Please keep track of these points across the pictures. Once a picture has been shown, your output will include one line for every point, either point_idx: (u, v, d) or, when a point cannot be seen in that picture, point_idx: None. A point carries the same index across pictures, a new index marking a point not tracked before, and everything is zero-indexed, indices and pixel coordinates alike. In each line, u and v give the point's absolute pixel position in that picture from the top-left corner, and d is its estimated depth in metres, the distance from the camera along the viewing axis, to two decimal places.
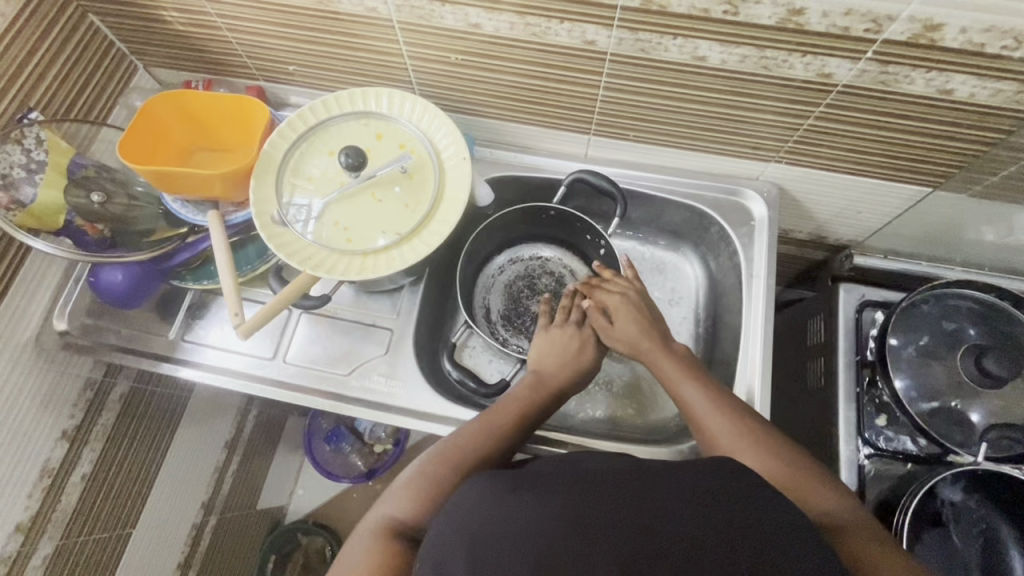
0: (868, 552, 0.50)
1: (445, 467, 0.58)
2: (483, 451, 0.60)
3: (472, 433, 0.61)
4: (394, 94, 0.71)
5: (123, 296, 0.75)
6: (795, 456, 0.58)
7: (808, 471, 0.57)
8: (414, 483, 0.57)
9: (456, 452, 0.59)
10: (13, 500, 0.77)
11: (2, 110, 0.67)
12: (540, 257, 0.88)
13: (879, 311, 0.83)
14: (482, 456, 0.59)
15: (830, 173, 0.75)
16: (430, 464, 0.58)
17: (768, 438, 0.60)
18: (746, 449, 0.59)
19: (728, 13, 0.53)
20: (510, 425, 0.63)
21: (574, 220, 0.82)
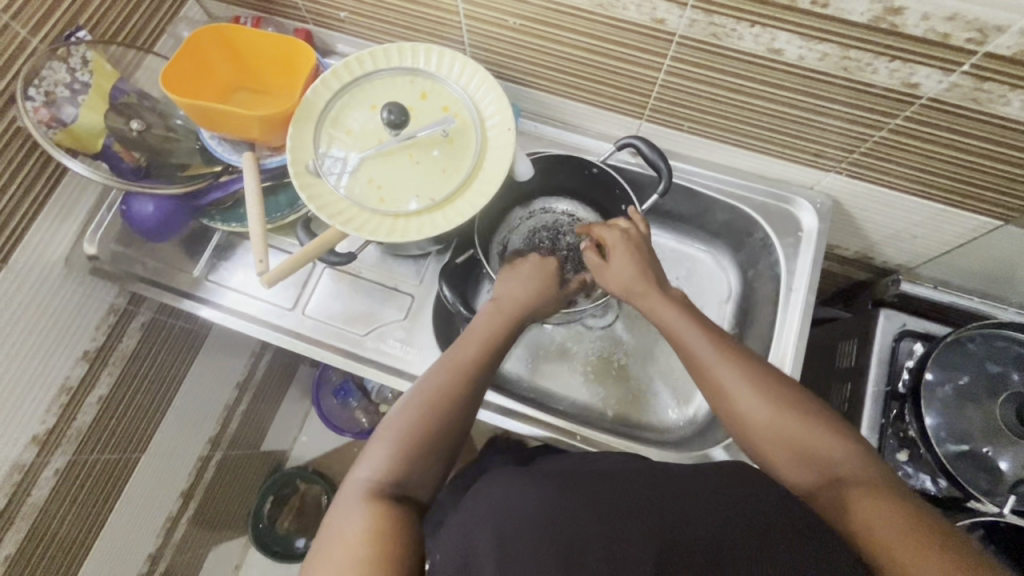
0: (871, 509, 0.46)
1: (421, 413, 0.58)
2: (456, 392, 0.60)
3: (445, 371, 0.61)
4: (445, 54, 0.68)
5: (155, 228, 0.73)
6: (799, 404, 0.55)
7: (817, 424, 0.53)
8: (394, 436, 0.56)
9: (431, 396, 0.59)
10: (32, 409, 0.79)
11: (51, 24, 0.66)
12: (573, 215, 0.84)
13: (917, 343, 0.79)
14: (457, 398, 0.60)
15: (892, 191, 0.71)
16: (406, 412, 0.58)
17: (775, 390, 0.56)
18: (749, 402, 0.56)
19: (817, 5, 0.49)
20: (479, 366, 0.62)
21: (614, 184, 0.77)
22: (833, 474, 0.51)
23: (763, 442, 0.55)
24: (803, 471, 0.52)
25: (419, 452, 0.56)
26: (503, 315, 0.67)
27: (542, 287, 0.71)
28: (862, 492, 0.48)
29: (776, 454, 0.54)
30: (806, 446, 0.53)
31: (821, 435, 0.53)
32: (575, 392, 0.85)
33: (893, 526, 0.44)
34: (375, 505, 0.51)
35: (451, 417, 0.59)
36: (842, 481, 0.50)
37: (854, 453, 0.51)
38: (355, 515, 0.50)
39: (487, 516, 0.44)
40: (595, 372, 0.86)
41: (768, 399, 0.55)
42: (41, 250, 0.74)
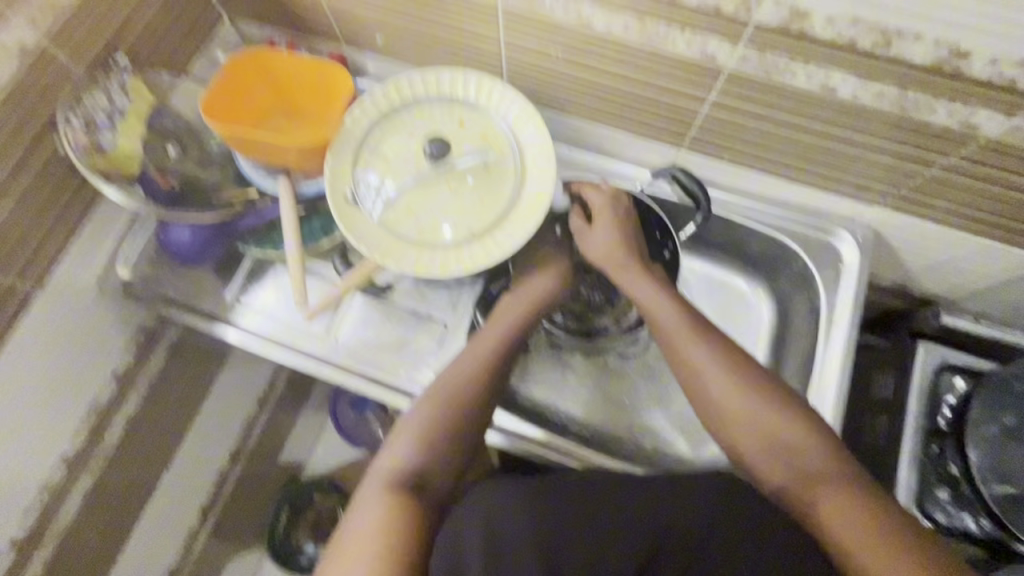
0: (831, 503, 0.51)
1: (442, 406, 0.60)
2: (476, 386, 0.62)
3: (465, 363, 0.63)
4: (485, 81, 0.67)
5: (190, 253, 0.75)
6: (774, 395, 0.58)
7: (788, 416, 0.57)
8: (413, 426, 0.59)
9: (450, 388, 0.61)
10: (62, 431, 0.79)
11: (93, 51, 0.66)
12: None
13: (959, 378, 0.78)
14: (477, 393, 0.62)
15: (938, 226, 0.69)
16: (425, 403, 0.61)
17: (750, 380, 0.59)
18: (724, 387, 0.59)
19: (877, 47, 0.48)
20: (501, 360, 0.65)
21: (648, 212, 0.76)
22: (799, 466, 0.55)
23: (734, 429, 0.59)
24: (771, 460, 0.56)
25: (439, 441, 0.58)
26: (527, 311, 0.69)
27: (558, 282, 0.73)
28: (823, 486, 0.52)
29: (747, 441, 0.58)
30: (777, 436, 0.56)
31: (792, 426, 0.56)
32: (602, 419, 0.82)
33: (855, 526, 0.49)
34: (394, 493, 0.53)
35: (471, 412, 0.61)
36: (807, 474, 0.54)
37: (822, 446, 0.55)
38: (376, 500, 0.53)
39: (477, 514, 0.50)
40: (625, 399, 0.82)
41: (745, 390, 0.59)
42: (77, 273, 0.74)
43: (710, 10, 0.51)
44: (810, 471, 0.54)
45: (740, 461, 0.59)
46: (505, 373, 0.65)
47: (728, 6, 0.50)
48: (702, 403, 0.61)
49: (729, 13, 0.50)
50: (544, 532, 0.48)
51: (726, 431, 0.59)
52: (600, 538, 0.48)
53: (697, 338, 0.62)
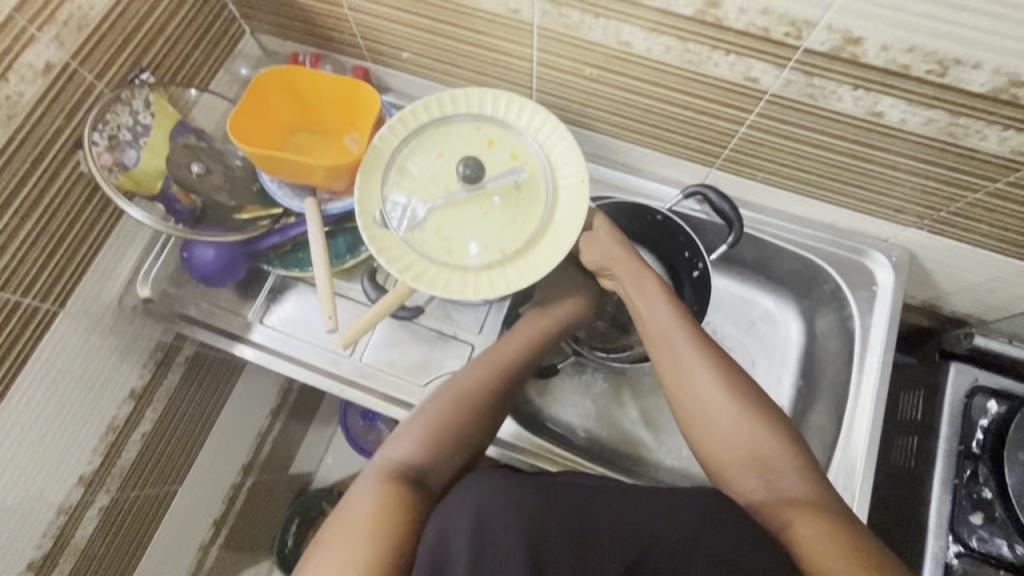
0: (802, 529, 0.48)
1: (448, 410, 0.59)
2: (486, 396, 0.61)
3: (476, 371, 0.62)
4: (514, 100, 0.66)
5: (212, 274, 0.73)
6: (766, 418, 0.57)
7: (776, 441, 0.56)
8: (414, 425, 0.58)
9: (458, 394, 0.60)
10: (79, 451, 0.78)
11: (117, 68, 0.65)
12: None
13: (992, 400, 0.76)
14: (487, 404, 0.61)
15: (976, 249, 0.68)
16: (437, 403, 0.60)
17: (745, 398, 0.57)
18: (716, 401, 0.58)
19: (932, 74, 0.47)
20: (515, 372, 0.64)
21: (678, 232, 0.74)
22: (782, 492, 0.53)
23: (720, 446, 0.57)
24: (754, 482, 0.54)
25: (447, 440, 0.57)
26: (545, 323, 0.69)
27: (582, 301, 0.73)
28: (805, 511, 0.50)
29: (732, 459, 0.56)
30: (760, 458, 0.55)
31: (780, 453, 0.55)
32: (623, 439, 0.80)
33: (825, 553, 0.46)
34: (389, 484, 0.51)
35: (479, 422, 0.60)
36: (789, 500, 0.52)
37: (808, 478, 0.54)
38: (367, 490, 0.51)
39: (466, 503, 0.46)
40: (645, 417, 0.81)
41: (740, 408, 0.57)
42: (95, 291, 0.73)
43: (757, 34, 0.50)
44: (794, 497, 0.52)
45: (722, 480, 0.57)
46: (516, 387, 0.64)
47: (778, 30, 0.48)
48: (692, 415, 0.59)
49: (778, 36, 0.49)
50: (535, 527, 0.45)
51: (713, 447, 0.57)
52: (592, 536, 0.46)
53: (698, 348, 0.60)
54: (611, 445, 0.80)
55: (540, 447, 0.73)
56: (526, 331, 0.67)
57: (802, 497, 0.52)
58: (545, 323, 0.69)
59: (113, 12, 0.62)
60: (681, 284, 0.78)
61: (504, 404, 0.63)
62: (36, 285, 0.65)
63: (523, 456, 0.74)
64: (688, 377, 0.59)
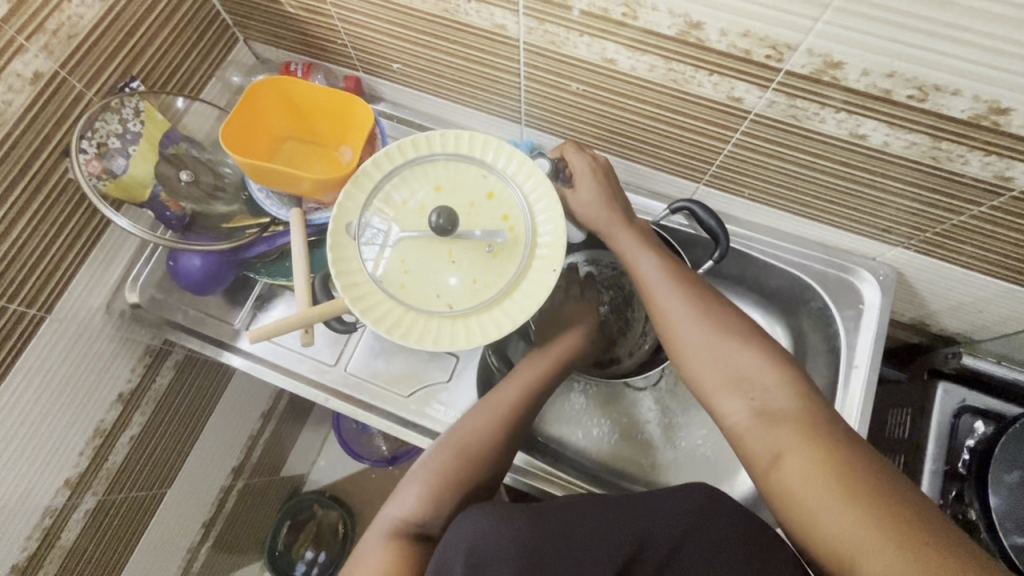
0: (791, 450, 0.51)
1: (455, 458, 0.61)
2: (493, 442, 0.63)
3: (482, 417, 0.64)
4: (525, 161, 0.65)
5: (198, 283, 0.73)
6: (743, 332, 0.58)
7: (755, 354, 0.57)
8: (423, 479, 0.60)
9: (465, 442, 0.62)
10: (66, 454, 0.78)
11: (107, 77, 0.65)
12: (618, 268, 0.82)
13: (979, 421, 0.76)
14: (494, 449, 0.63)
15: (963, 270, 0.67)
16: (441, 456, 0.61)
17: (723, 317, 0.59)
18: (693, 326, 0.59)
19: (914, 99, 0.47)
20: (519, 415, 0.65)
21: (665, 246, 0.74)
22: (766, 409, 0.54)
23: (704, 370, 0.58)
24: (738, 404, 0.55)
25: (454, 494, 0.59)
26: (546, 364, 0.69)
27: (580, 338, 0.74)
28: (791, 429, 0.52)
29: (715, 383, 0.57)
30: (745, 375, 0.56)
31: (759, 368, 0.56)
32: (607, 451, 0.81)
33: (816, 484, 0.48)
34: (400, 542, 0.55)
35: (484, 470, 0.62)
36: (773, 416, 0.53)
37: (789, 385, 0.55)
38: (381, 547, 0.54)
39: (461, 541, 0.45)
40: (627, 431, 0.81)
41: (715, 328, 0.59)
42: (83, 296, 0.73)
43: (740, 55, 0.50)
44: (778, 414, 0.53)
45: (710, 407, 0.58)
46: (522, 429, 0.65)
47: (759, 52, 0.48)
48: (675, 348, 0.60)
49: (759, 58, 0.49)
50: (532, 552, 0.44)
51: (699, 378, 0.58)
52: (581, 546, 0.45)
53: (674, 285, 0.62)
54: (596, 459, 0.80)
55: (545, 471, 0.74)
56: (522, 379, 0.67)
57: (784, 405, 0.53)
58: (544, 364, 0.69)
59: (103, 22, 0.62)
60: None
61: (511, 446, 0.64)
62: (22, 290, 0.65)
63: (525, 478, 0.74)
64: (667, 315, 0.61)
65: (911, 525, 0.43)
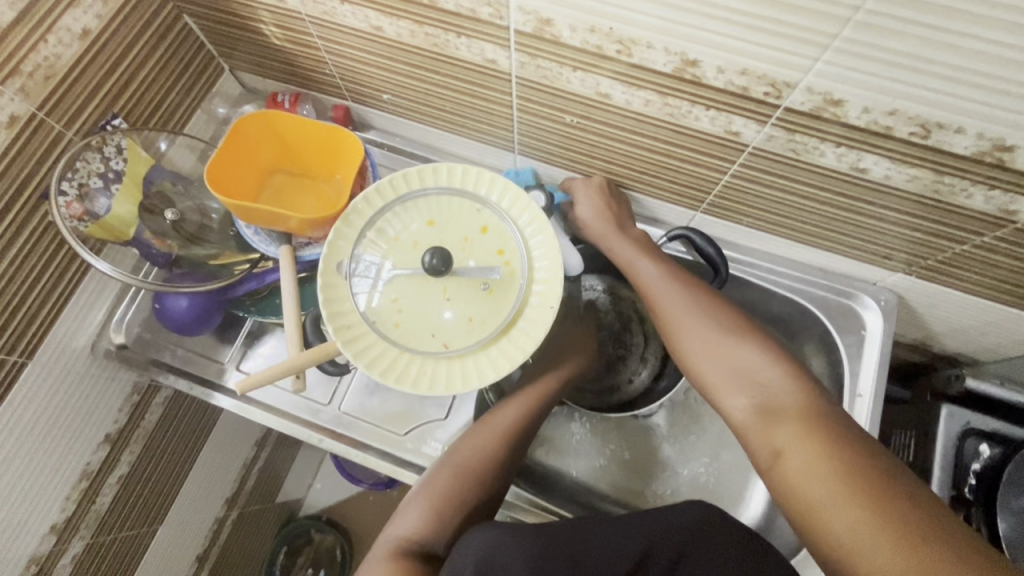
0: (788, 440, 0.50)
1: (455, 478, 0.59)
2: (495, 462, 0.61)
3: (483, 435, 0.62)
4: (519, 194, 0.63)
5: (186, 323, 0.71)
6: (741, 327, 0.58)
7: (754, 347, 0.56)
8: (423, 498, 0.59)
9: (465, 460, 0.61)
10: (51, 499, 0.75)
11: (87, 115, 0.64)
12: (615, 293, 0.82)
13: (984, 443, 0.74)
14: (494, 470, 0.61)
15: (966, 296, 0.66)
16: (442, 474, 0.60)
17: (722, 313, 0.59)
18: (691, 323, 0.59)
19: (916, 136, 0.46)
20: (519, 430, 0.64)
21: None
22: (765, 402, 0.53)
23: (704, 368, 0.58)
24: (738, 400, 0.55)
25: (453, 512, 0.58)
26: (547, 384, 0.68)
27: (582, 360, 0.73)
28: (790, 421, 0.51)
29: (716, 382, 0.57)
30: (743, 371, 0.55)
31: (759, 363, 0.55)
32: (610, 482, 0.79)
33: (814, 471, 0.47)
34: (400, 562, 0.52)
35: (485, 486, 0.60)
36: (774, 412, 0.52)
37: (789, 377, 0.54)
38: (378, 569, 0.52)
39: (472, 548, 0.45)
40: (630, 460, 0.80)
41: (712, 326, 0.58)
42: (66, 339, 0.71)
43: (737, 91, 0.48)
44: (779, 410, 0.52)
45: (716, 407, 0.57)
46: (519, 450, 0.64)
47: (757, 89, 0.47)
48: (675, 346, 0.60)
49: (757, 94, 0.48)
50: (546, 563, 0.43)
51: (700, 374, 0.58)
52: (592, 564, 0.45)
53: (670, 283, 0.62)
54: (596, 489, 0.79)
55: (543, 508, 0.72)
56: (523, 395, 0.66)
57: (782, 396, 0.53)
58: (546, 381, 0.68)
59: (82, 60, 0.61)
60: None
61: (511, 468, 0.63)
62: (1, 338, 0.63)
63: (518, 512, 0.73)
64: (663, 311, 0.61)
65: (901, 516, 0.42)
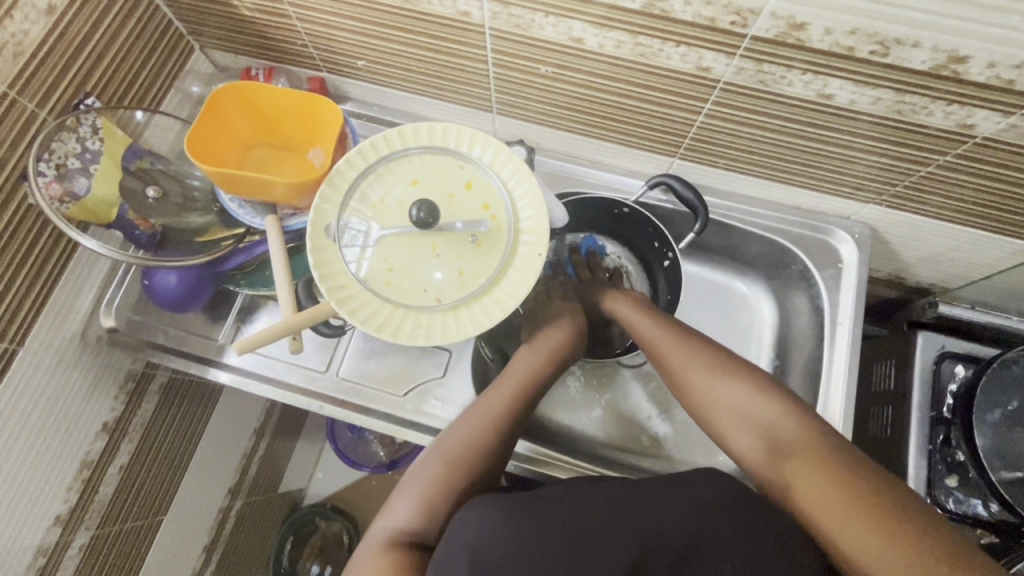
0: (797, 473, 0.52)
1: (445, 468, 0.58)
2: (483, 447, 0.60)
3: (471, 421, 0.62)
4: (500, 148, 0.64)
5: (176, 301, 0.71)
6: (738, 375, 0.60)
7: (754, 389, 0.59)
8: (413, 486, 0.58)
9: (454, 449, 0.59)
10: (54, 490, 0.74)
11: (59, 94, 0.63)
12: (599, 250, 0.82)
13: (960, 364, 0.77)
14: (481, 457, 0.60)
15: (933, 221, 0.69)
16: (432, 463, 0.59)
17: (730, 367, 0.61)
18: (700, 385, 0.62)
19: (876, 54, 0.48)
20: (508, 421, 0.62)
21: (646, 224, 0.76)
22: (776, 443, 0.55)
23: (724, 427, 0.60)
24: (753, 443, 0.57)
25: (442, 500, 0.57)
26: (541, 366, 0.67)
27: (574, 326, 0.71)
28: (807, 462, 0.52)
29: (732, 432, 0.59)
30: (755, 417, 0.58)
31: (775, 411, 0.57)
32: (608, 432, 0.81)
33: (823, 496, 0.49)
34: (395, 552, 0.52)
35: (475, 475, 0.59)
36: (783, 451, 0.54)
37: (796, 416, 0.56)
38: (373, 559, 0.52)
39: (462, 543, 0.45)
40: (626, 409, 0.82)
41: (714, 378, 0.61)
42: (55, 325, 0.70)
43: (704, 23, 0.50)
44: (790, 445, 0.54)
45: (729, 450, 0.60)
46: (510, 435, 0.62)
47: (724, 19, 0.49)
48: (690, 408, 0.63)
49: (724, 25, 0.50)
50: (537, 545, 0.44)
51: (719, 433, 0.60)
52: (594, 547, 0.44)
53: (676, 349, 0.65)
54: (594, 438, 0.81)
55: (547, 455, 0.74)
56: (519, 370, 0.66)
57: (790, 438, 0.55)
58: (532, 362, 0.67)
59: (51, 36, 0.60)
60: (655, 274, 0.80)
61: (501, 454, 0.62)
62: None
63: (545, 471, 0.74)
64: (676, 378, 0.64)
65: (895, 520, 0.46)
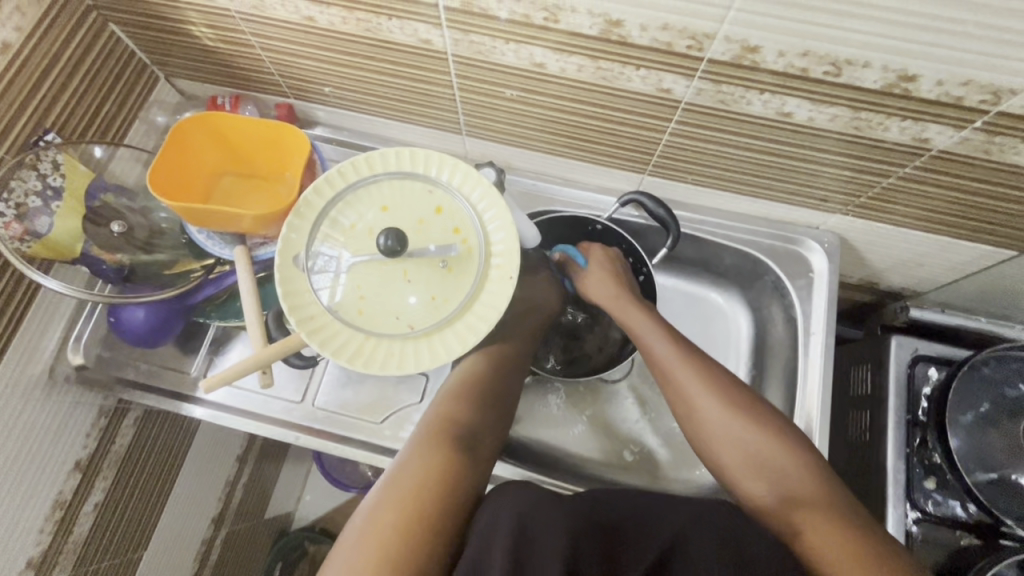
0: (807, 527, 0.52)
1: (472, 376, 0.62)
2: (500, 366, 0.64)
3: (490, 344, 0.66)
4: (469, 171, 0.64)
5: (145, 335, 0.70)
6: (760, 418, 0.58)
7: (772, 436, 0.57)
8: (443, 397, 0.60)
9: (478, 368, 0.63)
10: (26, 534, 0.72)
11: (17, 131, 0.62)
12: None
13: (933, 367, 0.79)
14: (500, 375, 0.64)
15: (899, 229, 0.70)
16: (458, 381, 0.62)
17: (754, 409, 0.59)
18: (718, 420, 0.59)
19: (829, 75, 0.49)
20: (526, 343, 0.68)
21: (619, 240, 0.76)
22: (790, 496, 0.54)
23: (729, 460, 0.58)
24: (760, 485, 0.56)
25: (477, 402, 0.60)
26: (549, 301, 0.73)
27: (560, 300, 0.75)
28: (819, 517, 0.52)
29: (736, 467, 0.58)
30: (770, 465, 0.56)
31: (791, 465, 0.56)
32: (590, 449, 0.80)
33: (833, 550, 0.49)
34: (442, 446, 0.54)
35: (500, 387, 0.63)
36: (795, 502, 0.54)
37: (808, 472, 0.56)
38: (419, 456, 0.53)
39: (506, 506, 0.49)
40: (607, 425, 0.82)
41: (733, 415, 0.59)
42: (19, 366, 0.69)
43: (661, 47, 0.51)
44: (801, 499, 0.54)
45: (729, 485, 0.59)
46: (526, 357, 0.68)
47: (680, 43, 0.50)
48: (696, 435, 0.61)
49: (681, 49, 0.50)
50: (576, 538, 0.48)
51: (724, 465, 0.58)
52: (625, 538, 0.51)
53: (692, 371, 0.61)
54: (576, 455, 0.80)
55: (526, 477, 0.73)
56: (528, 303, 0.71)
57: (801, 493, 0.54)
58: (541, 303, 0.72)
59: (7, 74, 0.59)
60: None
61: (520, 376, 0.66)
62: None
63: None
64: (690, 405, 0.61)
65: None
